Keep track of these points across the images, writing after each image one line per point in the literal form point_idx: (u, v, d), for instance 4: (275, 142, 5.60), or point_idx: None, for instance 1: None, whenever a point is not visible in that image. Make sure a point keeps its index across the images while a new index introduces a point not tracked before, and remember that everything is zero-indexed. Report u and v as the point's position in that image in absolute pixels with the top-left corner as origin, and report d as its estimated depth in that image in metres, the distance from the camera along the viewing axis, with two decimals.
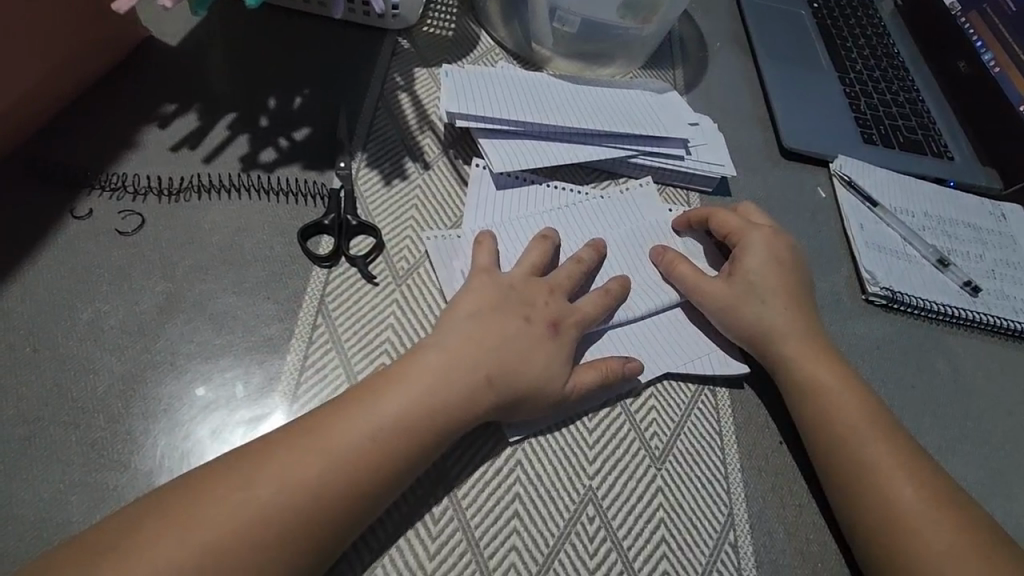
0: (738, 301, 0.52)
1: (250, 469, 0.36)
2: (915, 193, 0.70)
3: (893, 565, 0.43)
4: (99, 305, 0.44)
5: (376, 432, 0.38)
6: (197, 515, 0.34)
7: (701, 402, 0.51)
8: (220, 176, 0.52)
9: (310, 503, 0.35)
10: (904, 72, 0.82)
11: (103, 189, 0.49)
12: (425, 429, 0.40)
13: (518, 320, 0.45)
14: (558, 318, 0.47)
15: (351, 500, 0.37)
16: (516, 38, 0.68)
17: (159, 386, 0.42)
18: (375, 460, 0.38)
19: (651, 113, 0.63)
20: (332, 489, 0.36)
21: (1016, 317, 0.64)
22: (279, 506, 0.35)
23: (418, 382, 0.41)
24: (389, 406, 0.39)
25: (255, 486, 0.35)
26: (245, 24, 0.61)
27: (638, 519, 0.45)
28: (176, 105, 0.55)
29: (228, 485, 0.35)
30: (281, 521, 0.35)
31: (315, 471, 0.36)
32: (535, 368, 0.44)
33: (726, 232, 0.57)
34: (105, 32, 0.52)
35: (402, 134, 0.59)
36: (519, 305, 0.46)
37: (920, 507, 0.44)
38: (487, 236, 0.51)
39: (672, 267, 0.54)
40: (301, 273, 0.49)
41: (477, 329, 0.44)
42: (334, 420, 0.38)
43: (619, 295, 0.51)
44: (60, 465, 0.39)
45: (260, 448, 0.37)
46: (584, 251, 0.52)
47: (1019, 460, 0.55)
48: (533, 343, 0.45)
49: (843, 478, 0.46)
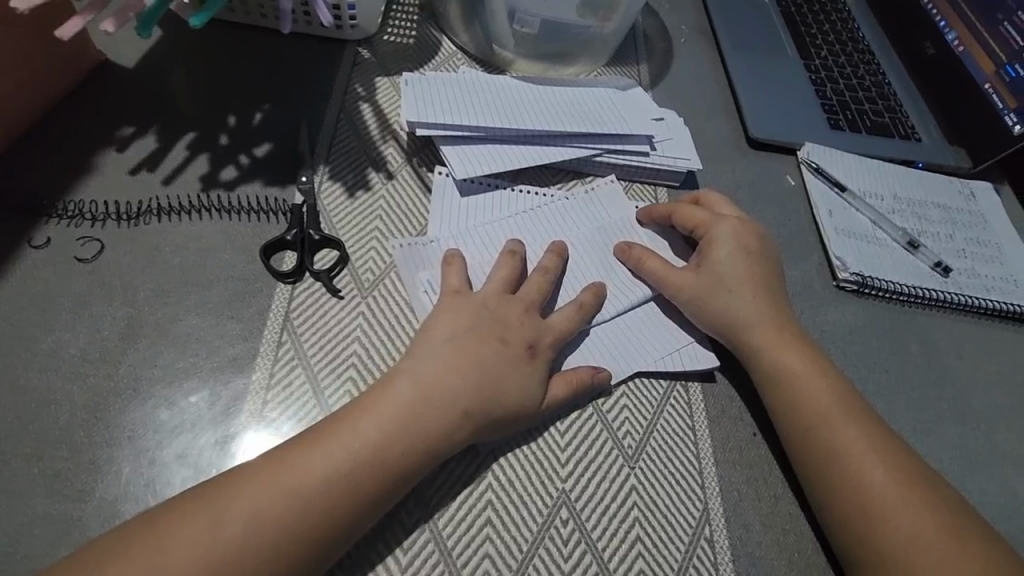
0: (705, 294, 0.52)
1: (221, 499, 0.36)
2: (884, 177, 0.71)
3: (864, 548, 0.43)
4: (60, 334, 0.44)
5: (350, 459, 0.38)
6: (168, 546, 0.34)
7: (673, 397, 0.51)
8: (180, 197, 0.51)
9: (283, 531, 0.35)
10: (870, 55, 0.82)
11: (61, 218, 0.49)
12: (399, 453, 0.39)
13: (494, 344, 0.45)
14: (533, 341, 0.47)
15: (324, 524, 0.36)
16: (477, 42, 0.68)
17: (123, 413, 0.42)
18: (347, 484, 0.37)
19: (614, 112, 0.63)
20: (305, 517, 0.36)
21: (988, 295, 0.64)
22: (252, 536, 0.35)
23: (390, 408, 0.40)
24: (361, 434, 0.39)
25: (226, 518, 0.35)
26: (203, 42, 0.61)
27: (612, 519, 0.45)
28: (134, 128, 0.54)
29: (199, 516, 0.35)
30: (252, 550, 0.35)
31: (287, 499, 0.36)
32: (512, 394, 0.44)
33: (690, 225, 0.56)
34: (55, 58, 0.52)
35: (365, 145, 0.58)
36: (495, 326, 0.46)
37: (890, 489, 0.44)
38: (456, 254, 0.51)
39: (640, 262, 0.55)
40: (265, 290, 0.49)
41: (451, 351, 0.44)
42: (305, 449, 0.38)
43: (592, 305, 0.51)
44: (24, 499, 0.39)
45: (232, 478, 0.37)
46: (547, 258, 0.52)
47: (993, 437, 0.55)
48: (508, 364, 0.45)
49: (815, 465, 0.46)
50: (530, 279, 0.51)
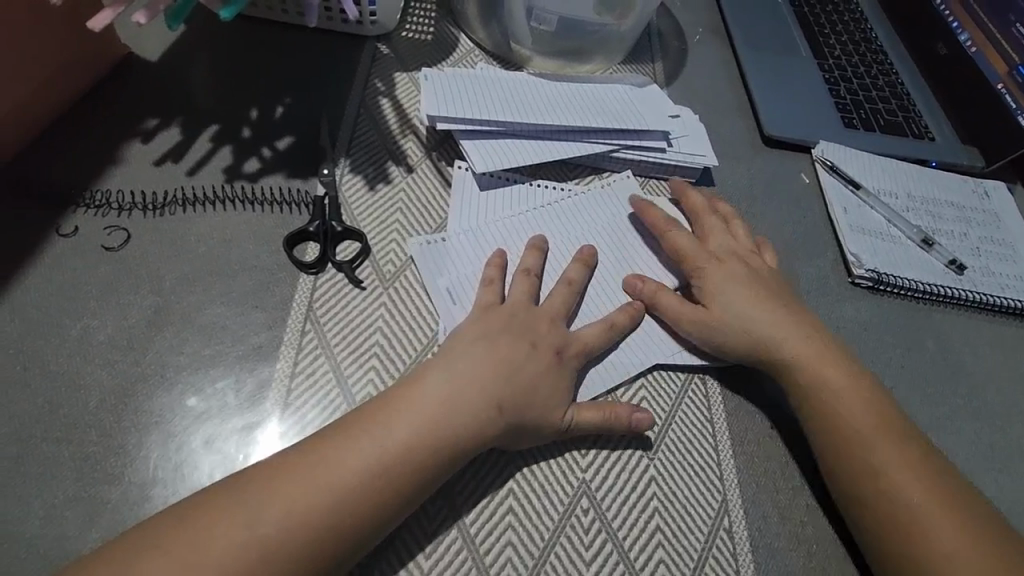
0: (710, 330, 0.51)
1: (252, 495, 0.36)
2: (897, 175, 0.71)
3: (894, 539, 0.43)
4: (89, 320, 0.45)
5: (382, 458, 0.38)
6: (202, 539, 0.34)
7: (691, 390, 0.52)
8: (204, 188, 0.52)
9: (315, 532, 0.36)
10: (882, 55, 0.83)
11: (88, 207, 0.49)
12: (429, 452, 0.40)
13: (525, 345, 0.45)
14: (562, 346, 0.47)
15: (356, 523, 0.37)
16: (495, 38, 0.68)
17: (150, 399, 0.43)
18: (379, 483, 0.38)
19: (632, 110, 0.64)
20: (337, 517, 0.36)
21: (1003, 293, 0.64)
22: (286, 537, 0.35)
23: (421, 407, 0.41)
24: (393, 432, 0.39)
25: (259, 518, 0.35)
26: (225, 37, 0.62)
27: (632, 509, 0.45)
28: (158, 120, 0.55)
29: (232, 510, 0.35)
30: (286, 550, 0.35)
31: (319, 497, 0.36)
32: (544, 394, 0.44)
33: (687, 257, 0.55)
34: (83, 50, 0.52)
35: (385, 139, 0.59)
36: (525, 330, 0.46)
37: (915, 482, 0.44)
38: (500, 256, 0.51)
39: (655, 297, 0.53)
40: (287, 280, 0.49)
41: (483, 350, 0.44)
42: (337, 449, 0.38)
43: (624, 327, 0.51)
44: (54, 481, 0.39)
45: (264, 475, 0.37)
46: (572, 269, 0.52)
47: (1008, 434, 0.56)
48: (539, 366, 0.45)
49: (840, 456, 0.46)
50: (554, 292, 0.50)
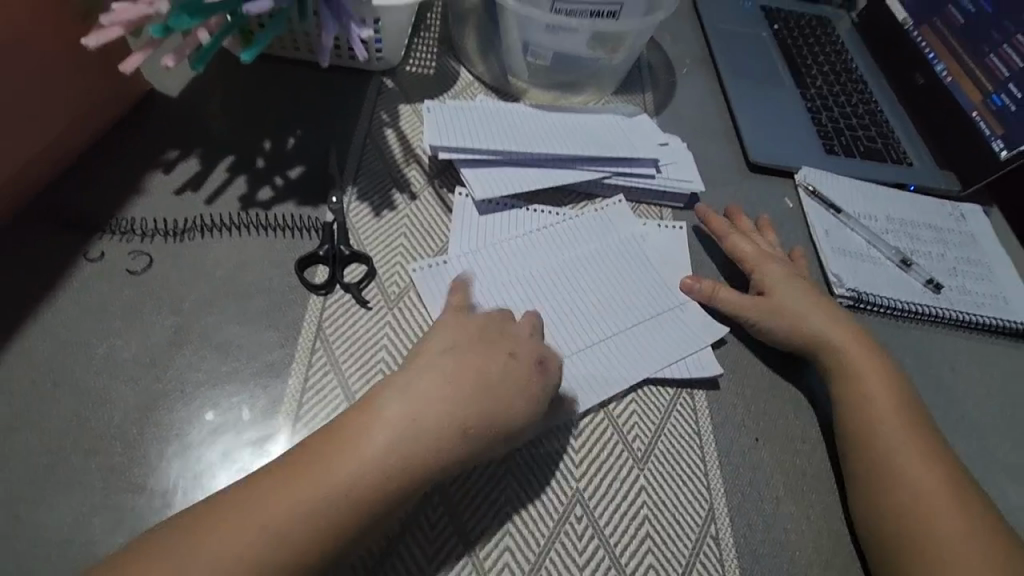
0: (770, 317, 0.57)
1: (259, 496, 0.37)
2: (877, 199, 0.74)
3: (896, 527, 0.46)
4: (114, 339, 0.48)
5: (384, 451, 0.38)
6: (212, 542, 0.35)
7: (680, 404, 0.54)
8: (221, 215, 0.56)
9: (324, 526, 0.36)
10: (862, 84, 0.87)
11: (114, 233, 0.53)
12: (434, 441, 0.39)
13: (503, 354, 0.45)
14: (541, 356, 0.47)
15: (364, 514, 0.37)
16: (494, 72, 0.73)
17: (171, 413, 0.46)
18: (384, 475, 0.38)
19: (623, 139, 0.67)
20: (345, 511, 0.37)
21: (979, 311, 0.67)
22: (295, 532, 0.36)
23: (420, 399, 0.40)
24: (394, 425, 0.39)
25: (268, 517, 0.36)
26: (241, 73, 0.66)
27: (623, 517, 0.48)
28: (178, 152, 0.59)
29: (240, 512, 0.36)
30: (297, 543, 0.35)
31: (325, 493, 0.37)
32: (529, 394, 0.44)
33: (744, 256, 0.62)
34: (111, 88, 0.56)
35: (390, 168, 0.63)
36: (502, 341, 0.46)
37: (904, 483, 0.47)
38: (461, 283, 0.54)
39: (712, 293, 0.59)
40: (298, 301, 0.52)
41: (461, 357, 0.44)
42: (338, 445, 0.38)
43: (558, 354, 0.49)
44: (82, 490, 0.42)
45: (269, 477, 0.38)
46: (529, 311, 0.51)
47: (983, 446, 0.58)
48: (514, 376, 0.44)
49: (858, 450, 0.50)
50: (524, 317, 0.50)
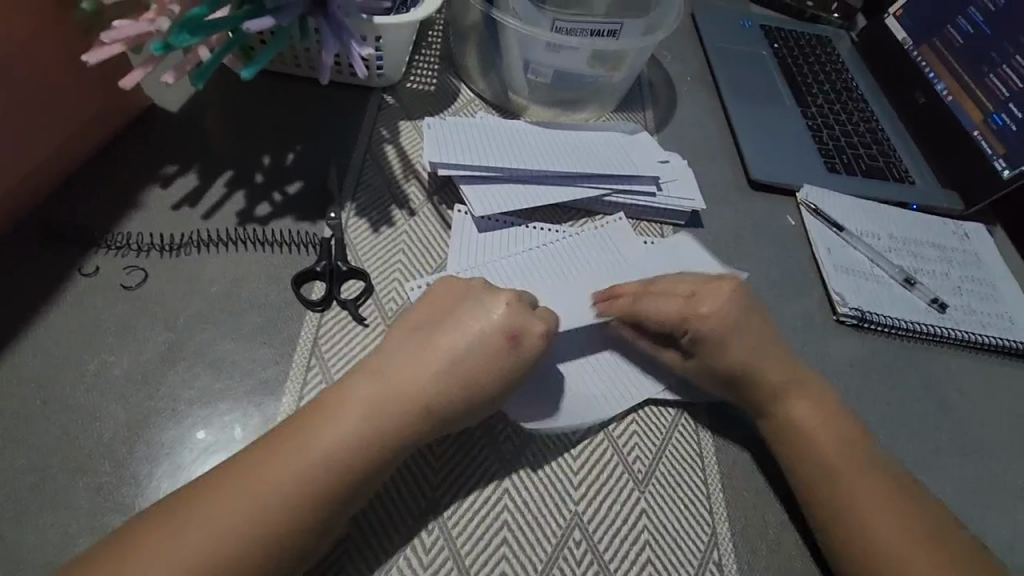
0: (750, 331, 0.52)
1: (236, 478, 0.37)
2: (880, 218, 0.74)
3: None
4: (106, 356, 0.47)
5: (355, 425, 0.39)
6: (189, 525, 0.35)
7: (681, 426, 0.53)
8: (218, 230, 0.55)
9: (304, 500, 0.37)
10: (863, 103, 0.87)
11: (109, 248, 0.52)
12: (405, 412, 0.41)
13: (474, 326, 0.44)
14: (517, 328, 0.45)
15: (343, 485, 0.38)
16: (494, 89, 0.73)
17: (160, 432, 0.45)
18: (358, 448, 0.39)
19: (623, 156, 0.67)
20: (323, 485, 0.37)
21: (985, 330, 0.66)
22: (276, 508, 0.36)
23: (390, 375, 0.41)
24: (365, 400, 0.40)
25: (247, 495, 0.36)
26: (242, 88, 0.66)
27: (623, 542, 0.46)
28: (177, 167, 0.59)
29: (218, 496, 0.36)
30: (279, 519, 0.36)
31: (304, 469, 0.37)
32: (502, 363, 0.44)
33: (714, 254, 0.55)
34: (111, 102, 0.56)
35: (389, 183, 0.62)
36: (472, 312, 0.45)
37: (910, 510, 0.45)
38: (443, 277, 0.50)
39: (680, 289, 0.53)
40: (295, 317, 0.52)
41: (425, 338, 0.44)
42: (312, 421, 0.39)
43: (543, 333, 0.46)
44: (68, 510, 0.41)
45: (245, 460, 0.38)
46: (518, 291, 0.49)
47: (993, 470, 0.57)
48: (488, 346, 0.44)
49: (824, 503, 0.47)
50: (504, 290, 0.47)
